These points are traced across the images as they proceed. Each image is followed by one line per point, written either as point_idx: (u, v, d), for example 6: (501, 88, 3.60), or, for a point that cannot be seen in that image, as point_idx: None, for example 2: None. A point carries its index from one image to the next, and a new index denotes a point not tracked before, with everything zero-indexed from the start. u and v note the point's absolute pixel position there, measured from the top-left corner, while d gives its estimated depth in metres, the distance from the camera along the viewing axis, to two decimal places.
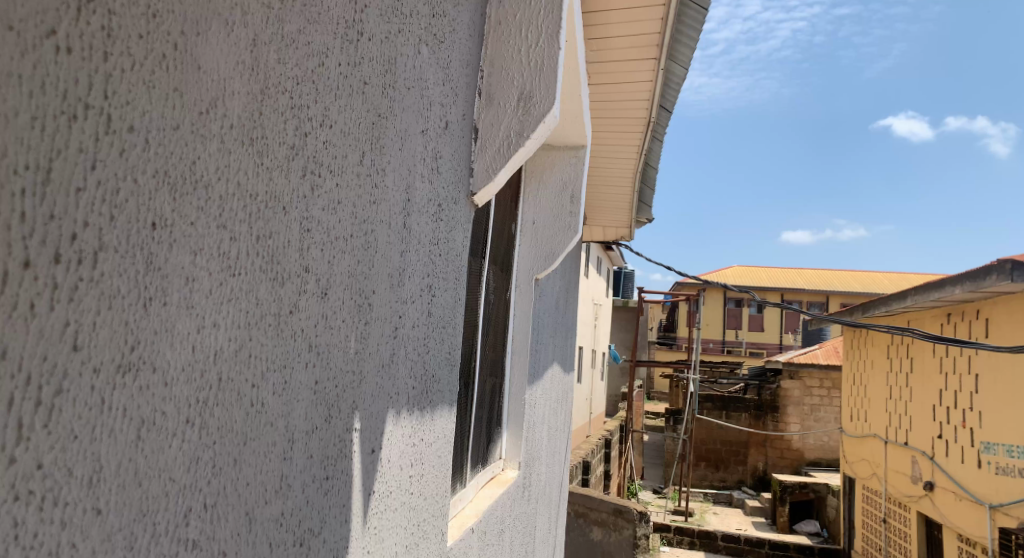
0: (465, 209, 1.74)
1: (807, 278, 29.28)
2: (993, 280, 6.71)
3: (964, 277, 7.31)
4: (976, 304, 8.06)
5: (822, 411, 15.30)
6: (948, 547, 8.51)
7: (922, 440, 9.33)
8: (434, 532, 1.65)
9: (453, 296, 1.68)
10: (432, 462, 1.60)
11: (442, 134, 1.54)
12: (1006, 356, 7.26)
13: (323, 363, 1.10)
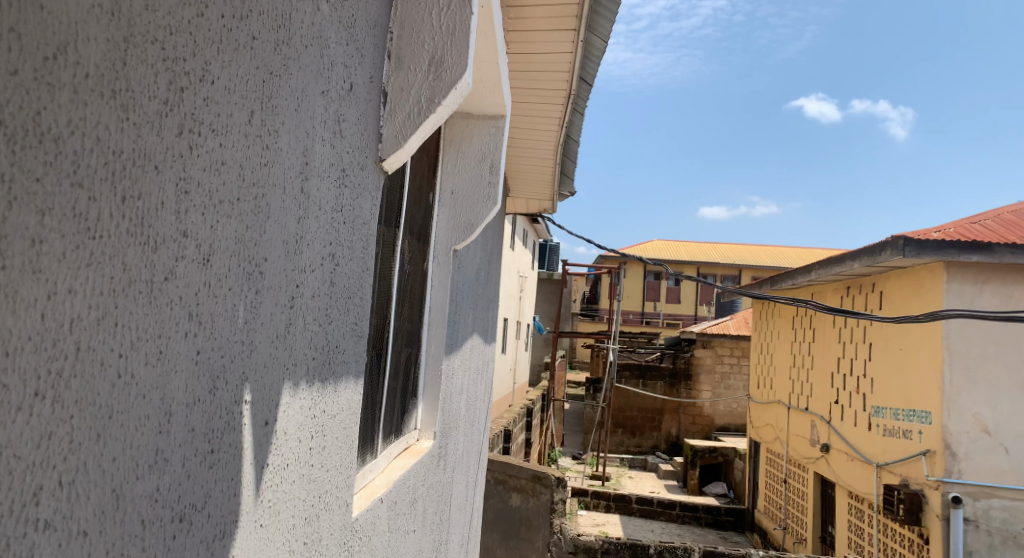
0: (373, 175, 1.71)
1: (723, 252, 30.30)
2: (888, 255, 7.10)
3: (863, 253, 7.70)
4: (873, 278, 8.52)
5: (732, 378, 15.95)
6: (840, 505, 9.05)
7: (821, 406, 9.83)
8: (338, 504, 1.63)
9: (360, 266, 1.66)
10: (335, 435, 1.58)
11: (345, 96, 1.50)
12: (897, 326, 7.71)
13: (206, 332, 1.07)
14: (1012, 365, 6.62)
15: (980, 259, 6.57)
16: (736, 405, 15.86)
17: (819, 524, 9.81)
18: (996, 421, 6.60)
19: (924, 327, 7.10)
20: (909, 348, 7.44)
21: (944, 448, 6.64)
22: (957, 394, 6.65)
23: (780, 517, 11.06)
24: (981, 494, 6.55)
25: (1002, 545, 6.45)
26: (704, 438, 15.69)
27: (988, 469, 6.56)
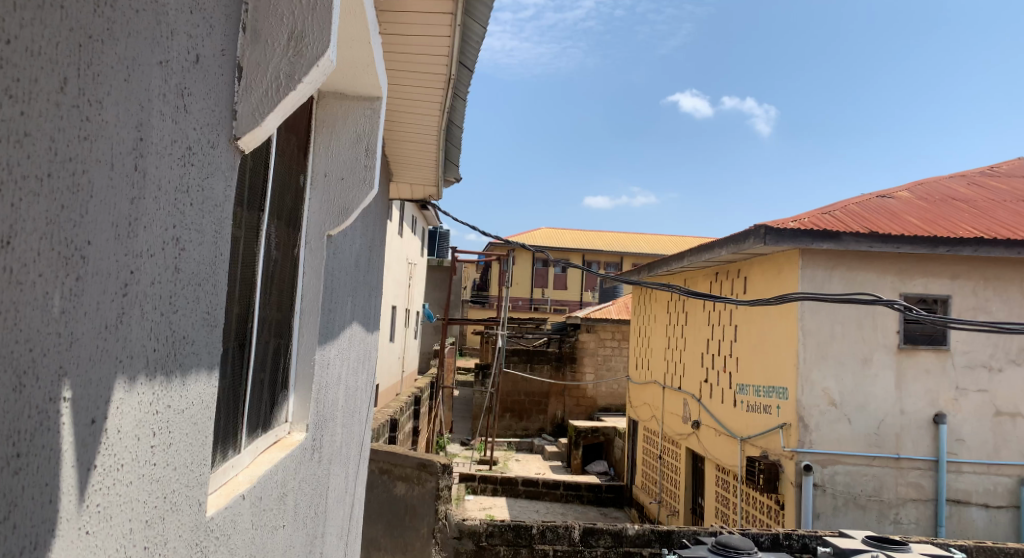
0: (226, 154, 1.62)
1: (609, 239, 31.14)
2: (751, 243, 7.50)
3: (729, 240, 8.12)
4: (738, 264, 8.99)
5: (614, 360, 16.47)
6: (709, 478, 9.56)
7: (692, 385, 10.32)
8: (188, 503, 1.55)
9: (212, 250, 1.57)
10: (184, 431, 1.50)
11: (191, 68, 1.42)
12: (759, 308, 8.21)
13: (7, 323, 1.01)
14: (856, 342, 7.21)
15: (830, 247, 7.08)
16: (617, 386, 16.43)
17: (689, 496, 10.32)
18: (842, 394, 7.17)
19: (782, 310, 7.58)
20: (770, 329, 7.91)
21: (797, 420, 7.14)
22: (809, 371, 7.15)
23: (656, 492, 11.55)
24: (828, 460, 7.12)
25: (844, 507, 7.11)
26: (587, 418, 16.15)
27: (834, 438, 7.13)
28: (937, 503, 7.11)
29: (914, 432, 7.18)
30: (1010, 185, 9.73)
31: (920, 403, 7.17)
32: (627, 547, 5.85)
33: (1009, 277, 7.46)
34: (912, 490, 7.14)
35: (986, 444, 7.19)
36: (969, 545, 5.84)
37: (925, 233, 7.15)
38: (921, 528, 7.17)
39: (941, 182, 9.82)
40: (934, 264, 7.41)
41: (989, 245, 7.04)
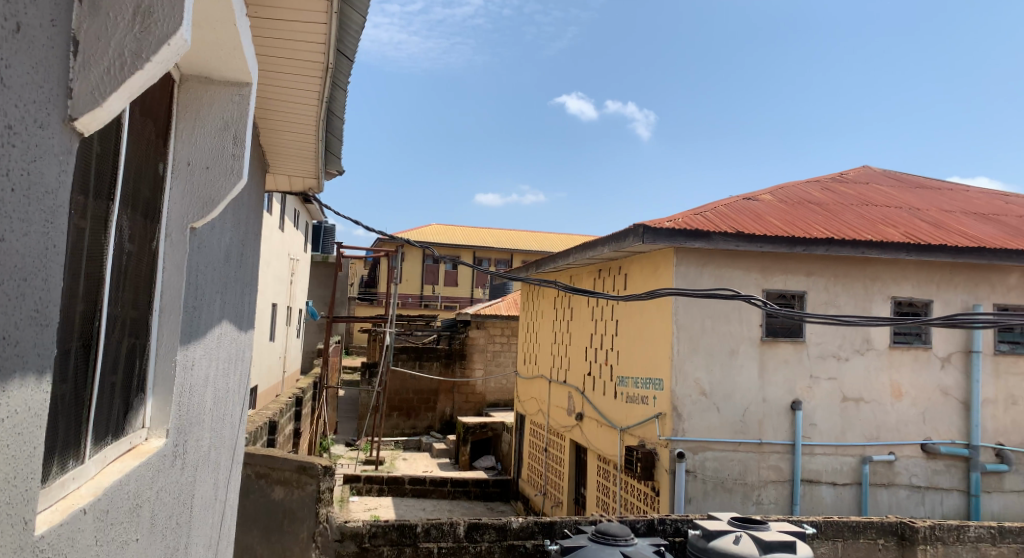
0: (59, 136, 1.50)
1: (500, 236, 31.26)
2: (630, 241, 7.75)
3: (610, 238, 8.35)
4: (619, 262, 9.27)
5: (503, 356, 16.58)
6: (591, 467, 9.82)
7: (576, 379, 10.55)
8: (12, 523, 1.43)
9: (43, 241, 1.46)
10: (4, 443, 1.37)
11: (10, 39, 1.32)
12: (638, 303, 8.52)
13: None
14: (724, 335, 7.59)
15: (700, 245, 7.42)
16: (505, 381, 16.59)
17: (572, 488, 10.55)
18: (711, 385, 7.53)
19: (658, 304, 7.89)
20: (647, 323, 8.21)
21: (671, 410, 7.44)
22: (681, 363, 7.47)
23: (541, 484, 11.74)
24: (698, 447, 7.46)
25: (713, 490, 7.48)
26: (476, 414, 16.18)
27: (704, 426, 7.48)
28: (793, 483, 7.63)
29: (774, 418, 7.66)
30: (861, 189, 10.52)
31: (779, 391, 7.66)
32: (512, 541, 5.85)
33: (856, 275, 8.08)
34: (772, 472, 7.62)
35: (834, 428, 7.78)
36: (819, 521, 6.28)
37: (785, 232, 7.63)
38: (779, 507, 7.63)
39: (801, 187, 10.48)
40: (792, 262, 7.92)
41: (839, 245, 7.60)
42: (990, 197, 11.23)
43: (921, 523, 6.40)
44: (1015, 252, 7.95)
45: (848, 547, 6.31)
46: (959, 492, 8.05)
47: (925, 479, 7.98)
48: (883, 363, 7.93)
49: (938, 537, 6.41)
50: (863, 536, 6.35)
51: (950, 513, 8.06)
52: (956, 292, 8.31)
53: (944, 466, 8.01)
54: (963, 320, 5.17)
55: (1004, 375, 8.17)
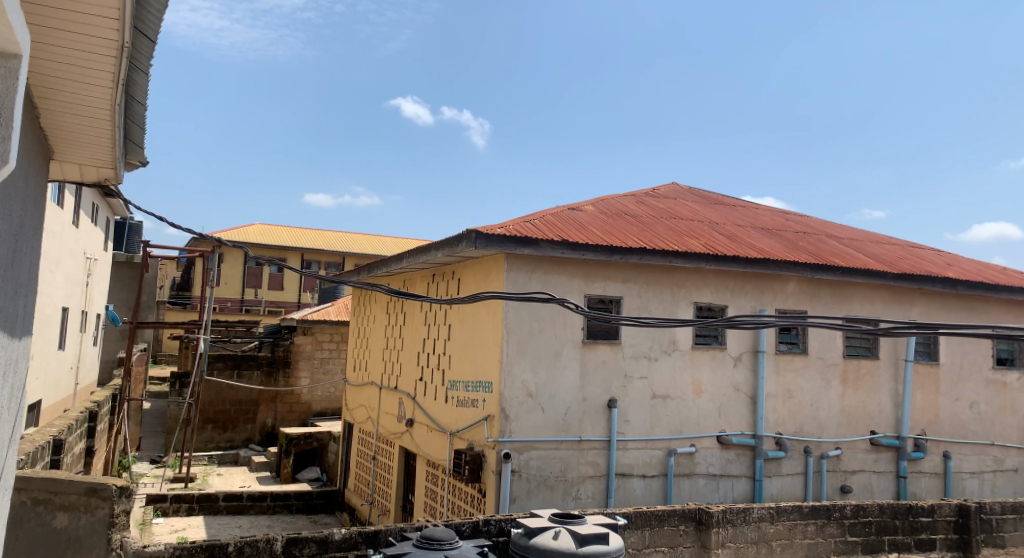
0: None
1: (330, 238, 30.18)
2: (462, 246, 7.80)
3: (443, 242, 8.37)
4: (453, 266, 9.31)
5: (331, 363, 16.06)
6: (419, 473, 9.75)
7: (407, 384, 10.46)
8: None
9: None
10: None
11: None
12: (469, 306, 8.59)
13: None
14: (549, 338, 7.84)
15: (528, 251, 7.61)
16: (333, 389, 16.08)
17: (400, 494, 10.43)
18: (537, 385, 7.74)
19: (488, 307, 8.01)
20: (478, 326, 8.30)
21: (499, 411, 7.57)
22: (510, 365, 7.62)
23: (367, 493, 11.52)
24: (523, 447, 7.64)
25: (536, 488, 7.67)
26: (300, 425, 15.56)
27: (529, 426, 7.68)
28: (608, 477, 7.99)
29: (592, 416, 8.00)
30: (671, 204, 11.24)
31: (597, 391, 8.03)
32: (333, 553, 5.66)
33: (665, 281, 8.61)
34: (589, 468, 7.95)
35: (645, 423, 8.25)
36: (629, 512, 6.60)
37: (604, 240, 8.00)
38: (595, 501, 7.94)
39: (619, 200, 11.02)
40: (610, 268, 8.32)
41: (651, 253, 8.09)
42: (777, 214, 12.41)
43: (714, 508, 6.92)
44: (796, 262, 8.83)
45: (654, 535, 6.68)
46: (747, 478, 8.77)
47: (719, 468, 8.64)
48: (687, 363, 8.51)
49: (729, 520, 6.94)
50: (667, 524, 6.75)
51: (739, 498, 8.75)
52: (746, 298, 9.02)
53: (735, 455, 8.71)
54: (744, 323, 5.61)
55: (784, 371, 9.02)
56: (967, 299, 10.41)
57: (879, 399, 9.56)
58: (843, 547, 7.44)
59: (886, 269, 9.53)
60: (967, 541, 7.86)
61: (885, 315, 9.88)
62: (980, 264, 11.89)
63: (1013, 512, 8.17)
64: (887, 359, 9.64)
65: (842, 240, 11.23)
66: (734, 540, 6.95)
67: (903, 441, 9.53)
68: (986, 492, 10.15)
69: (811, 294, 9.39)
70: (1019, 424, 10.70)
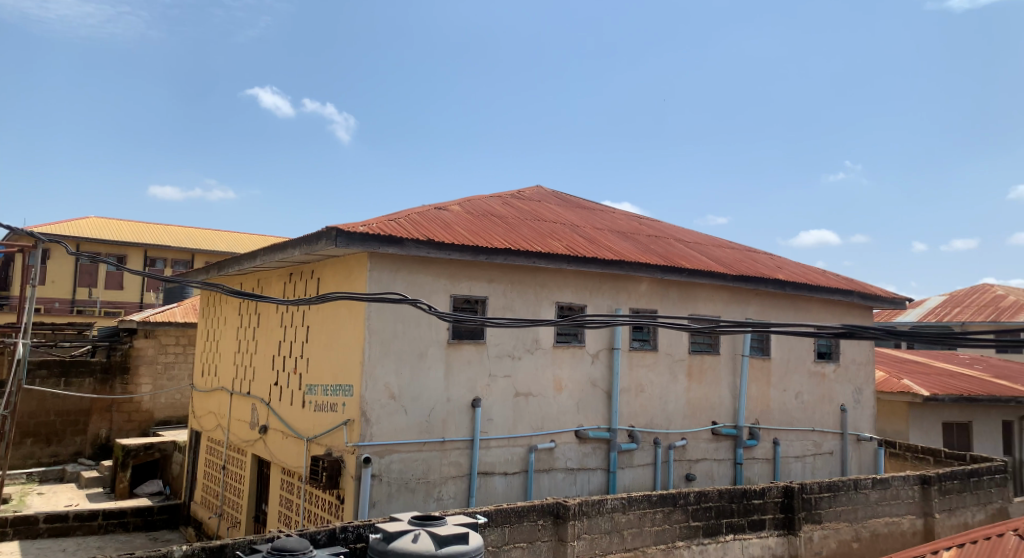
0: None
1: (178, 233, 28.33)
2: (322, 245, 7.49)
3: (301, 240, 8.03)
4: (312, 265, 8.92)
5: (176, 368, 15.06)
6: (272, 482, 9.29)
7: (261, 389, 9.94)
8: None
9: None
10: None
11: None
12: (329, 307, 8.28)
13: None
14: (413, 339, 7.74)
15: (392, 250, 7.43)
16: (177, 396, 15.06)
17: (252, 504, 9.91)
18: (400, 387, 7.63)
19: (349, 308, 7.78)
20: (337, 328, 8.03)
21: (360, 415, 7.38)
22: (372, 368, 7.46)
23: (216, 505, 10.86)
24: (384, 450, 7.49)
25: (397, 492, 7.54)
26: (139, 435, 14.45)
27: (391, 429, 7.54)
28: (470, 476, 7.98)
29: (456, 416, 7.95)
30: (533, 206, 11.33)
31: (461, 391, 7.99)
32: None
33: (528, 281, 8.64)
34: (451, 468, 7.89)
35: (507, 421, 8.26)
36: (490, 510, 6.54)
37: (468, 240, 7.94)
38: (456, 501, 7.92)
39: (483, 200, 10.97)
40: (475, 268, 8.27)
41: (515, 253, 8.10)
42: (632, 218, 12.80)
43: (571, 501, 6.97)
44: (650, 263, 9.14)
45: (514, 532, 6.65)
46: (601, 471, 8.94)
47: (577, 461, 8.77)
48: (548, 361, 8.60)
49: (585, 512, 7.06)
50: (527, 519, 6.73)
51: (595, 490, 8.90)
52: (604, 297, 9.22)
53: (592, 448, 8.87)
54: (593, 322, 5.68)
55: (637, 366, 9.30)
56: (796, 298, 11.18)
57: (719, 392, 10.08)
58: (686, 532, 7.72)
59: (727, 270, 10.05)
60: (791, 519, 8.41)
61: (726, 313, 10.41)
62: (807, 268, 12.84)
63: (828, 491, 8.77)
64: (728, 353, 10.20)
65: (689, 244, 11.76)
66: (589, 531, 7.08)
67: (740, 430, 10.12)
68: (806, 474, 10.97)
69: (663, 293, 9.74)
70: (837, 412, 11.47)
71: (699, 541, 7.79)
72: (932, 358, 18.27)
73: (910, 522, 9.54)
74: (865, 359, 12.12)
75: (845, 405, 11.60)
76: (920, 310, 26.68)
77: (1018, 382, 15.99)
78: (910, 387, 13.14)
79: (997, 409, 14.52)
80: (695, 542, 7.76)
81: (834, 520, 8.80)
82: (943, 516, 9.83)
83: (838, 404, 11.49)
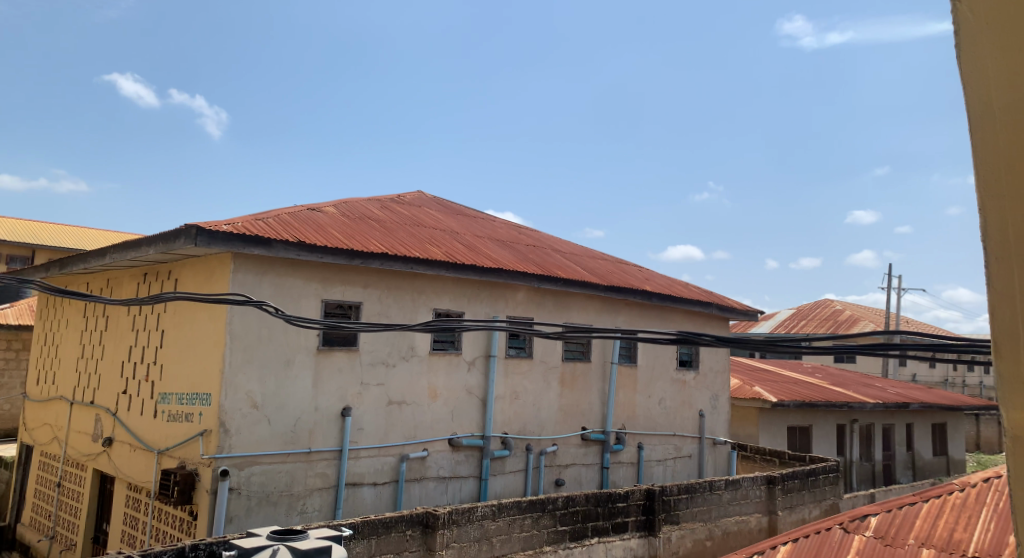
0: None
1: (15, 225, 25.84)
2: (181, 243, 6.90)
3: (157, 238, 7.40)
4: (169, 264, 8.26)
5: (5, 377, 13.65)
6: (116, 499, 8.49)
7: (106, 398, 9.09)
8: None
9: None
10: None
11: None
12: (187, 309, 7.66)
13: None
14: (279, 345, 7.31)
15: (259, 252, 6.95)
16: (5, 407, 13.69)
17: (90, 524, 9.02)
18: (264, 396, 7.17)
19: (209, 312, 7.23)
20: (195, 332, 7.44)
21: (218, 425, 6.81)
22: (233, 375, 6.94)
23: (47, 527, 9.83)
24: (244, 462, 6.97)
25: (257, 506, 7.02)
26: None
27: (252, 439, 7.04)
28: (337, 488, 7.60)
29: (324, 425, 7.57)
30: (412, 211, 11.02)
31: (331, 399, 7.63)
32: None
33: (404, 287, 8.37)
34: (318, 479, 7.49)
35: (378, 430, 7.97)
36: (356, 521, 6.11)
37: (342, 244, 7.58)
38: (322, 513, 7.51)
39: (361, 203, 10.57)
40: (349, 272, 7.92)
41: (392, 259, 7.81)
42: (511, 227, 12.76)
43: (441, 510, 6.73)
44: (527, 272, 9.06)
45: (381, 543, 6.29)
46: (473, 478, 8.79)
47: (449, 470, 8.57)
48: (423, 368, 8.38)
49: (455, 521, 6.82)
50: (394, 530, 6.40)
51: (466, 498, 8.74)
52: (482, 305, 9.07)
53: (464, 456, 8.70)
54: (469, 326, 5.44)
55: (512, 374, 9.21)
56: (663, 309, 11.47)
57: (589, 398, 10.16)
58: (553, 537, 7.67)
59: (600, 281, 10.14)
60: (651, 520, 8.55)
61: (598, 322, 10.50)
62: (672, 281, 13.27)
63: (686, 492, 8.98)
64: (598, 361, 10.30)
65: (565, 254, 11.83)
66: (459, 540, 6.84)
67: (608, 435, 10.22)
68: (667, 477, 11.24)
69: (539, 302, 9.72)
70: (696, 417, 11.81)
71: (565, 545, 7.74)
72: (779, 367, 19.37)
73: (756, 520, 9.94)
74: (722, 367, 12.55)
75: (702, 410, 11.98)
76: (770, 322, 28.31)
77: (851, 388, 17.20)
78: (761, 394, 13.80)
79: (835, 414, 15.52)
80: (561, 546, 7.70)
81: (691, 520, 9.02)
82: (785, 513, 10.32)
83: (697, 409, 11.85)
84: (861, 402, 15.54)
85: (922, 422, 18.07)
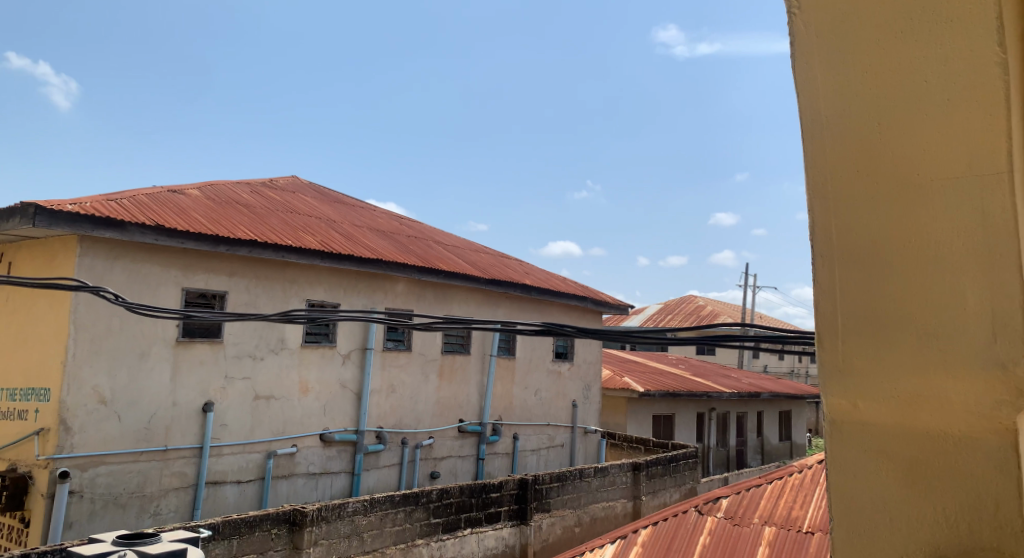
0: None
1: None
2: (15, 224, 6.02)
3: None
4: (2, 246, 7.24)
5: None
6: None
7: None
8: None
9: None
10: None
11: None
12: (22, 294, 6.72)
13: None
14: (132, 335, 6.52)
15: (110, 235, 6.16)
16: None
17: None
18: (113, 391, 6.36)
19: (50, 297, 6.35)
20: (32, 320, 6.52)
21: (57, 423, 5.98)
22: (77, 367, 6.12)
23: None
24: (88, 463, 6.16)
25: (102, 510, 6.24)
26: None
27: (99, 438, 6.23)
28: (196, 487, 6.88)
29: (182, 422, 6.84)
30: (284, 197, 10.30)
31: (191, 394, 6.90)
32: None
33: (275, 276, 7.73)
34: (174, 479, 6.75)
35: (244, 426, 7.31)
36: (217, 521, 5.50)
37: (207, 229, 6.87)
38: (178, 515, 6.78)
39: (228, 187, 9.76)
40: (214, 259, 7.20)
41: (262, 246, 7.17)
42: (391, 218, 12.24)
43: (309, 506, 6.20)
44: (407, 263, 8.62)
45: (245, 543, 5.72)
46: (345, 473, 8.27)
47: (319, 465, 8.02)
48: (294, 361, 7.78)
49: (324, 517, 6.31)
50: (259, 528, 5.83)
51: (338, 494, 8.21)
52: (359, 296, 8.55)
53: (336, 452, 8.16)
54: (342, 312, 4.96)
55: (389, 366, 8.74)
56: (541, 302, 11.31)
57: (467, 390, 9.83)
58: (426, 529, 7.29)
59: (481, 273, 9.84)
60: (524, 509, 8.32)
61: (478, 315, 10.19)
62: (551, 275, 13.17)
63: (557, 480, 8.82)
64: (477, 353, 9.99)
65: (446, 246, 11.45)
66: (328, 536, 6.33)
67: (484, 427, 9.94)
68: (540, 467, 11.07)
69: (419, 294, 9.29)
70: (569, 407, 11.73)
71: (438, 537, 7.39)
72: (646, 358, 19.81)
73: (622, 505, 9.93)
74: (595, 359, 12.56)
75: (575, 400, 11.89)
76: (636, 316, 29.02)
77: (712, 379, 17.78)
78: (630, 383, 13.95)
79: (697, 403, 15.98)
80: (434, 539, 7.34)
81: (561, 508, 8.87)
82: (648, 497, 10.41)
83: (570, 399, 11.76)
84: (720, 390, 16.05)
85: (771, 410, 18.98)
